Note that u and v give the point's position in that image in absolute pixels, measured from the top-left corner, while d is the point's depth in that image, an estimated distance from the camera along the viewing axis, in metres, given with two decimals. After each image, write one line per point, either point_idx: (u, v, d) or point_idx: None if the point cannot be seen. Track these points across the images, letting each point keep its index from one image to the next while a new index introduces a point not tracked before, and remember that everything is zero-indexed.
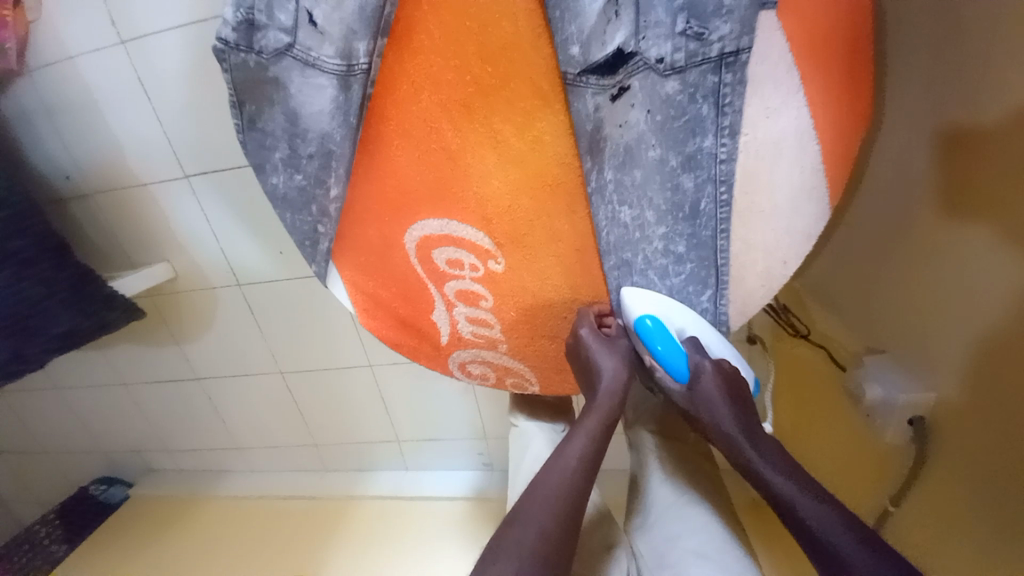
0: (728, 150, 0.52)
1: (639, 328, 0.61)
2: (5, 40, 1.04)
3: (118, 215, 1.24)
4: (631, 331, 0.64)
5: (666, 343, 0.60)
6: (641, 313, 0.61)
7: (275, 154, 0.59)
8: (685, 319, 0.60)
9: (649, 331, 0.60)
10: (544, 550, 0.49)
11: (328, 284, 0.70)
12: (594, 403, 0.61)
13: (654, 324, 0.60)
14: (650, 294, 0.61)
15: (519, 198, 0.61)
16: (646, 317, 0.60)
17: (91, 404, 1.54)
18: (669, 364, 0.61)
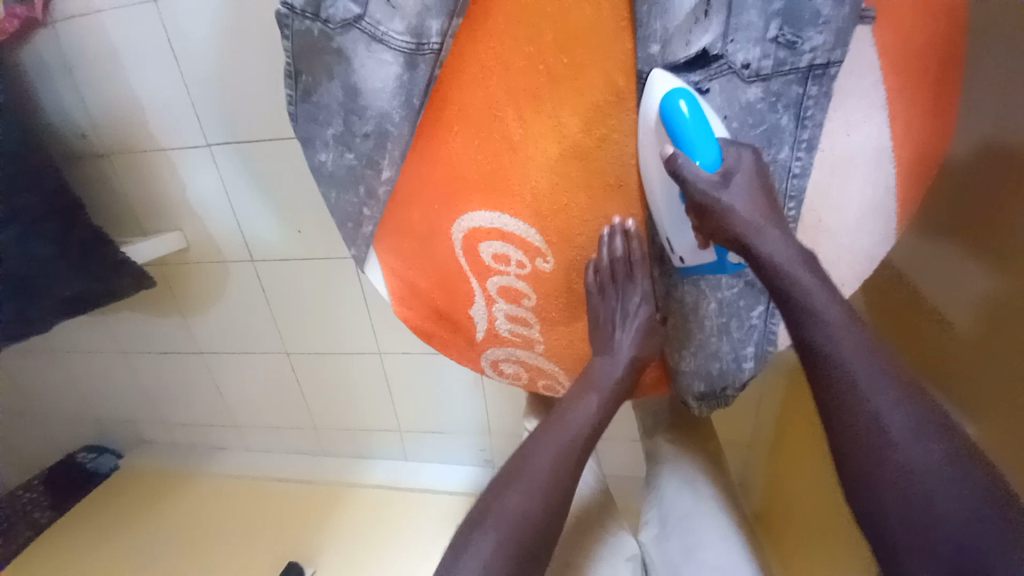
0: (803, 165, 0.51)
1: (669, 113, 0.49)
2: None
3: (133, 179, 1.20)
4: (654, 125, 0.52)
5: (704, 142, 0.50)
6: (671, 91, 0.50)
7: (327, 130, 0.57)
8: (720, 124, 0.51)
9: (682, 120, 0.49)
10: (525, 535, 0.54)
11: (365, 269, 0.68)
12: (603, 374, 0.65)
13: (691, 110, 0.49)
14: (681, 79, 0.50)
15: (578, 196, 0.58)
16: (680, 98, 0.49)
17: (86, 371, 1.51)
18: (700, 154, 0.51)
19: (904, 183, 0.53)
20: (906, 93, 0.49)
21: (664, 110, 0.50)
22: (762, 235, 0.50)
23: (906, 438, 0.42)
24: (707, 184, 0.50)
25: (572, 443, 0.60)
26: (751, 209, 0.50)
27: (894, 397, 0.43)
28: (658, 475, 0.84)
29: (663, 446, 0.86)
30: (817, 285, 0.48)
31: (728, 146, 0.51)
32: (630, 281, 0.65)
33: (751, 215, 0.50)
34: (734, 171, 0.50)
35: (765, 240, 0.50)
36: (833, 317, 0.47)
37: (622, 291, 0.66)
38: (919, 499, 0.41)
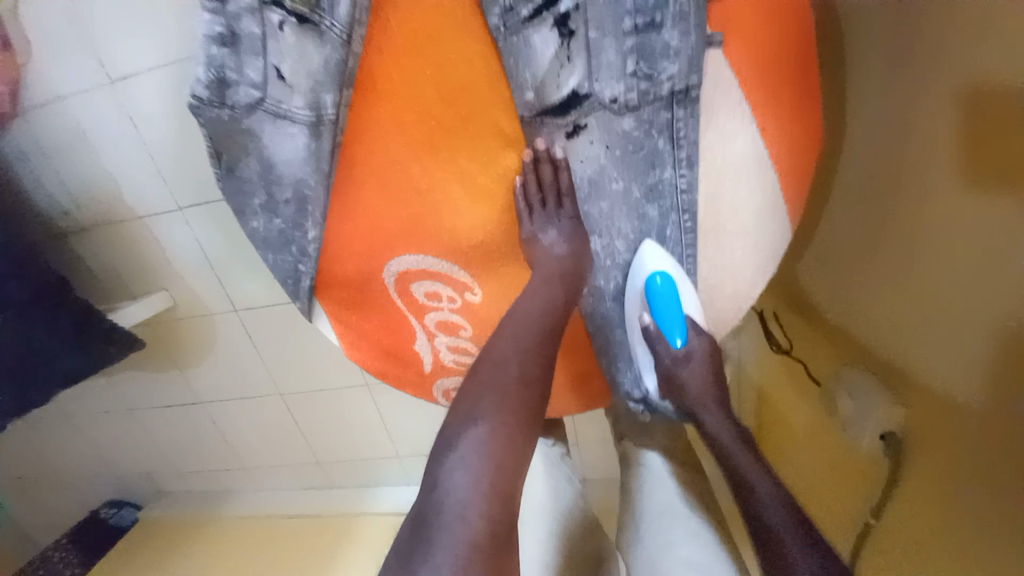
0: (688, 180, 0.55)
1: (647, 287, 0.61)
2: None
3: (118, 248, 1.28)
4: (635, 295, 0.63)
5: (679, 328, 0.62)
6: (652, 270, 0.61)
7: (254, 200, 0.62)
8: (693, 299, 0.63)
9: (654, 288, 0.61)
10: (490, 508, 0.47)
11: (313, 319, 0.71)
12: (539, 288, 0.60)
13: (662, 285, 0.60)
14: (667, 255, 0.61)
15: (492, 231, 0.63)
16: (656, 276, 0.60)
17: (98, 431, 1.58)
18: (669, 330, 0.63)
19: (791, 185, 0.55)
20: (770, 102, 0.53)
21: (646, 288, 0.61)
22: (705, 408, 0.62)
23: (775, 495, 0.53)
24: (673, 357, 0.63)
25: (541, 342, 0.56)
26: (702, 383, 0.62)
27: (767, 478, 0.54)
28: (633, 476, 0.87)
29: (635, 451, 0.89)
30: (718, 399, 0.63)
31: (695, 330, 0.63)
32: (559, 208, 0.61)
33: (703, 391, 0.62)
34: (695, 350, 0.63)
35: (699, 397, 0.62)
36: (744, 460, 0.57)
37: (553, 211, 0.61)
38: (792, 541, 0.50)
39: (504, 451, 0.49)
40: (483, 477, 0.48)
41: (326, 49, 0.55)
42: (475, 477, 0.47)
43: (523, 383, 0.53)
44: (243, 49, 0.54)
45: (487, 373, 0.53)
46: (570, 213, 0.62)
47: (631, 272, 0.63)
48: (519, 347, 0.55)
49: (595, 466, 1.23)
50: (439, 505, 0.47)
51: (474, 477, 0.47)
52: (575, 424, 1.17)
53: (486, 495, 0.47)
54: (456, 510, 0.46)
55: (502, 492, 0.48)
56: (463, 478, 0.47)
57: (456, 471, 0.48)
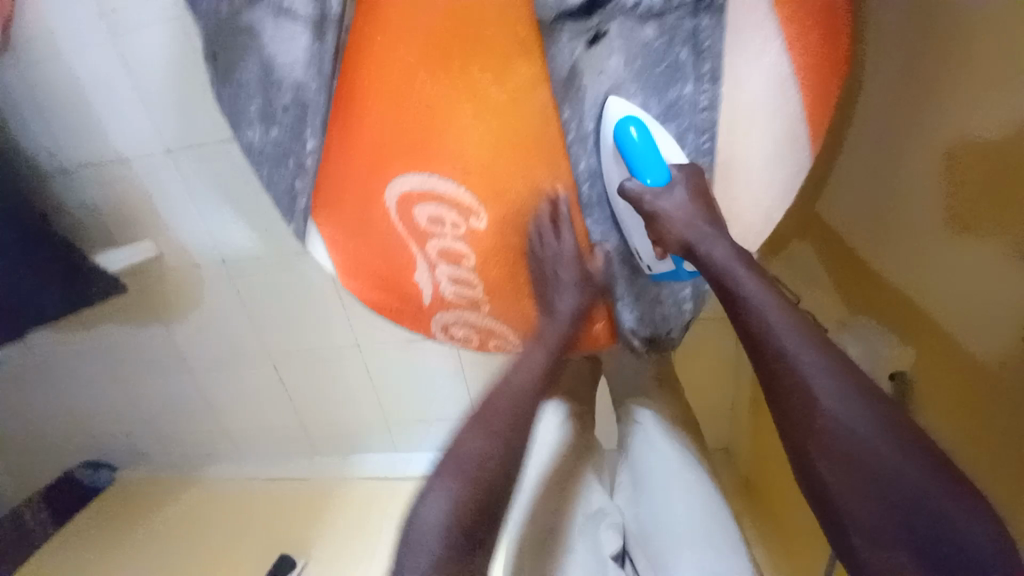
0: (709, 97, 0.54)
1: (620, 139, 0.55)
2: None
3: (102, 193, 1.22)
4: (607, 151, 0.57)
5: (652, 167, 0.54)
6: (622, 120, 0.55)
7: (251, 107, 0.59)
8: (672, 145, 0.55)
9: (631, 142, 0.54)
10: (465, 522, 0.43)
11: (310, 245, 0.69)
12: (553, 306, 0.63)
13: (640, 134, 0.54)
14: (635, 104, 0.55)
15: (500, 153, 0.60)
16: (630, 125, 0.54)
17: (76, 389, 1.53)
18: (648, 176, 0.55)
19: (812, 104, 0.55)
20: (799, 18, 0.52)
21: (616, 138, 0.55)
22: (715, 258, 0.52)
23: (844, 426, 0.39)
24: (650, 195, 0.54)
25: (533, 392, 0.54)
26: (693, 224, 0.52)
27: (841, 390, 0.40)
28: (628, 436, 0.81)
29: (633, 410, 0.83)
30: (764, 287, 0.47)
31: (678, 167, 0.55)
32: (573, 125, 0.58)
33: (694, 225, 0.52)
34: (678, 184, 0.54)
35: (708, 246, 0.51)
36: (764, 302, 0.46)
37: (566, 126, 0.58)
38: (860, 502, 0.37)
39: (472, 491, 0.44)
40: (455, 490, 0.44)
41: None
42: (449, 496, 0.44)
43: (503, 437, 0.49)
44: None
45: (481, 418, 0.50)
46: (591, 132, 0.57)
47: (602, 137, 0.57)
48: (507, 402, 0.52)
49: None
50: (414, 527, 0.43)
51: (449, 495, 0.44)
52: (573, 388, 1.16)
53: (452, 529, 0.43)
54: (429, 531, 0.42)
55: (476, 501, 0.44)
56: (436, 504, 0.44)
57: (431, 491, 0.45)
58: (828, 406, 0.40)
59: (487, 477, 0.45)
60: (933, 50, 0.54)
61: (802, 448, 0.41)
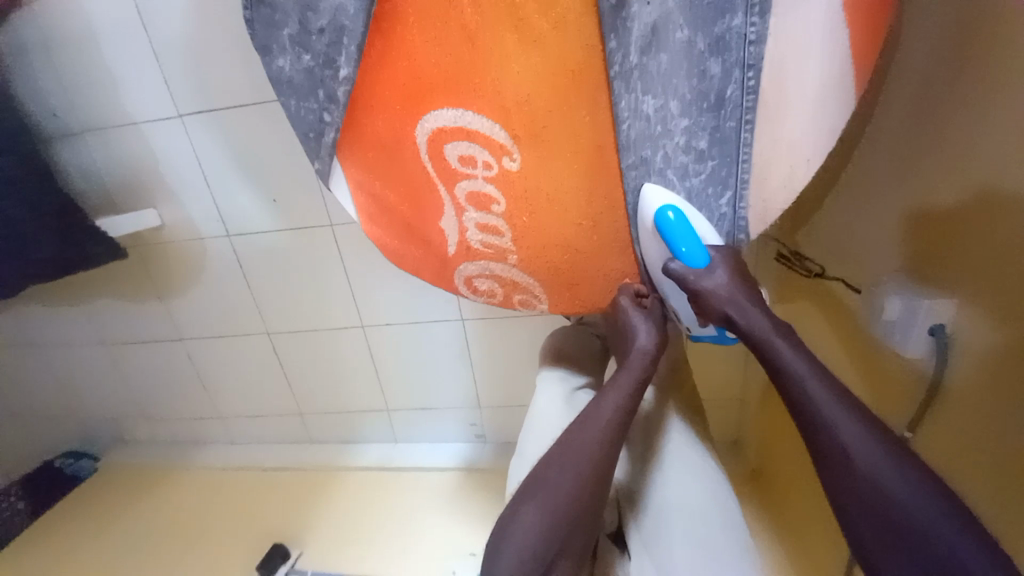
0: (758, 30, 0.52)
1: (659, 220, 0.59)
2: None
3: (108, 158, 1.19)
4: (645, 230, 0.62)
5: (687, 237, 0.58)
6: (663, 205, 0.59)
7: (284, 32, 0.57)
8: (707, 228, 0.60)
9: (669, 223, 0.59)
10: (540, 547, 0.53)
11: (332, 187, 0.66)
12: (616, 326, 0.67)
13: (677, 218, 0.58)
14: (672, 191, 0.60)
15: (540, 88, 0.58)
16: (668, 209, 0.59)
17: (63, 367, 1.46)
18: (688, 259, 0.59)
19: (859, 42, 0.52)
20: None
21: (656, 218, 0.59)
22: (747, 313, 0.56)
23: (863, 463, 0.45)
24: (692, 274, 0.59)
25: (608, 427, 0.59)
26: (732, 291, 0.57)
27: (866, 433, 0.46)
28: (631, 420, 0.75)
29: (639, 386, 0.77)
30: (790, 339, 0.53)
31: (714, 249, 0.60)
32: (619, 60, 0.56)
33: (734, 295, 0.57)
34: (718, 265, 0.59)
35: (745, 313, 0.56)
36: (790, 354, 0.52)
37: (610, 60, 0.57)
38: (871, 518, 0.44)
39: (554, 521, 0.54)
40: (534, 534, 0.53)
41: None
42: (530, 535, 0.53)
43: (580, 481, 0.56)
44: None
45: (565, 452, 0.58)
46: (634, 66, 0.56)
47: (641, 202, 0.61)
48: (585, 443, 0.58)
49: None
50: (498, 553, 0.54)
51: (529, 535, 0.53)
52: None
53: (541, 550, 0.53)
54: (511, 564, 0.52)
55: (552, 537, 0.53)
56: (518, 543, 0.53)
57: (515, 532, 0.54)
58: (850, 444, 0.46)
59: (570, 510, 0.54)
60: (938, 110, 0.58)
61: (823, 476, 0.47)
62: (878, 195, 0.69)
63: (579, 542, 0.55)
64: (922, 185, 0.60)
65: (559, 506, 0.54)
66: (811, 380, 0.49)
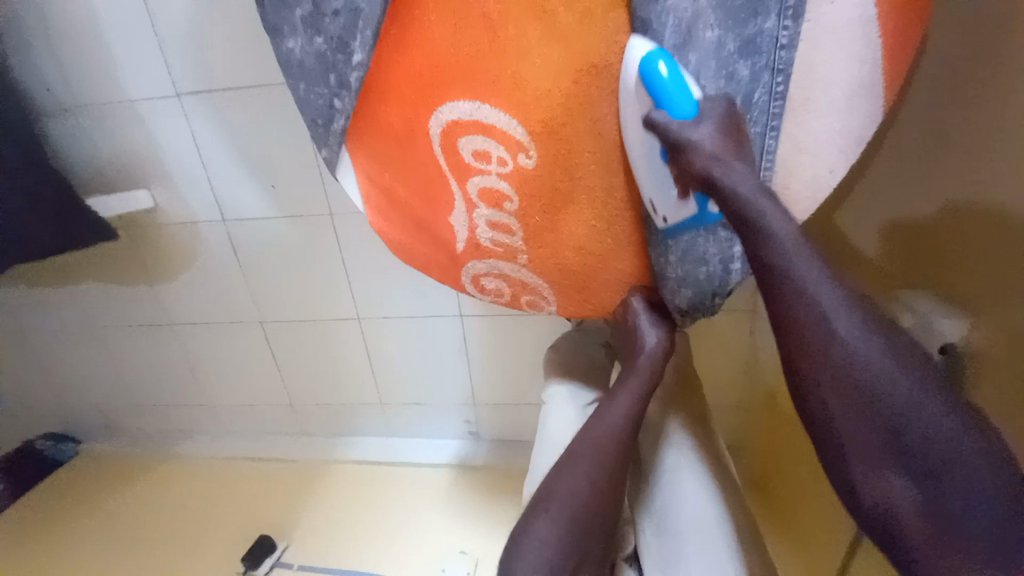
0: (790, 34, 0.51)
1: (647, 73, 0.51)
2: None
3: (101, 136, 1.15)
4: (631, 85, 0.53)
5: (681, 97, 0.50)
6: (651, 53, 0.51)
7: (296, 12, 0.55)
8: (696, 85, 0.52)
9: (660, 80, 0.50)
10: (555, 555, 0.52)
11: (339, 178, 0.64)
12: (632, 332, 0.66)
13: (670, 72, 0.50)
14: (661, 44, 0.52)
15: (561, 81, 0.56)
16: (659, 59, 0.50)
17: (46, 349, 1.42)
18: (674, 106, 0.50)
19: (890, 52, 0.52)
20: None
21: (641, 73, 0.51)
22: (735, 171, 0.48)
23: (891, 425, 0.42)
24: (678, 127, 0.50)
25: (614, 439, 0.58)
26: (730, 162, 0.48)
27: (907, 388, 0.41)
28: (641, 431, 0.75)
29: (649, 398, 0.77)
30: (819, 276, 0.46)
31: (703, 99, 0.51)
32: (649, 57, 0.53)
33: (723, 153, 0.48)
34: (709, 115, 0.50)
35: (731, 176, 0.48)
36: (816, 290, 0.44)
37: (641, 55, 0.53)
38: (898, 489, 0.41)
39: (570, 530, 0.53)
40: (548, 542, 0.52)
41: None
42: (544, 543, 0.52)
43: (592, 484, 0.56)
44: None
45: (576, 461, 0.57)
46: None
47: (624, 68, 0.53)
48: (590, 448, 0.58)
49: None
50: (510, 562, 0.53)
51: (543, 543, 0.52)
52: None
53: (556, 561, 0.52)
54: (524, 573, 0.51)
55: (566, 544, 0.53)
56: (533, 553, 0.52)
57: (530, 540, 0.53)
58: (884, 417, 0.41)
59: (585, 517, 0.54)
60: (952, 122, 0.57)
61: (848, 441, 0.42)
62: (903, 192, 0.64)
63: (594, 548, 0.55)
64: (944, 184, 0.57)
65: (574, 514, 0.54)
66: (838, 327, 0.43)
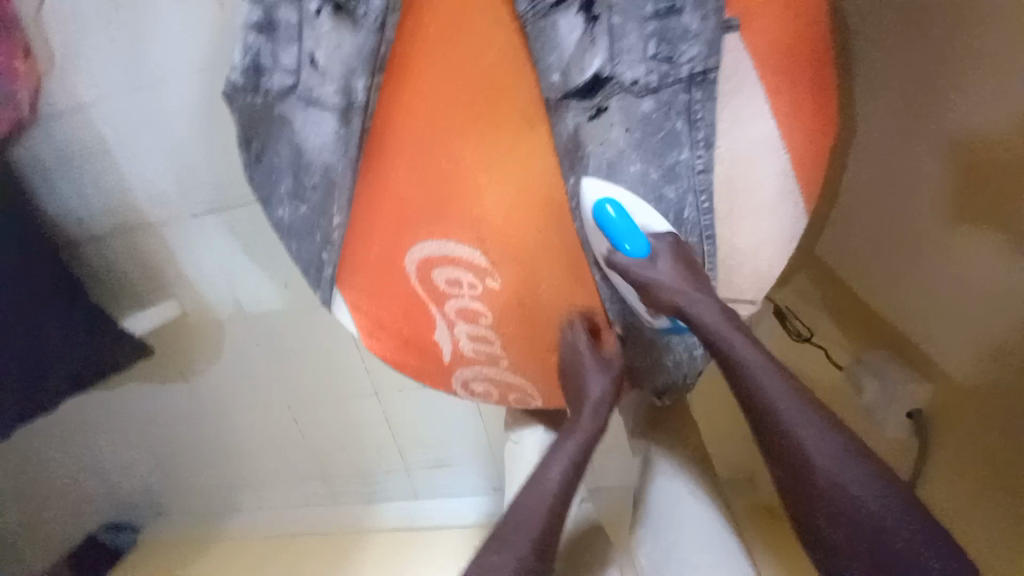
0: (705, 162, 0.56)
1: (597, 215, 0.58)
2: (17, 92, 1.02)
3: (123, 257, 1.22)
4: (589, 226, 0.60)
5: (629, 235, 0.58)
6: (601, 199, 0.58)
7: (281, 187, 0.63)
8: (655, 216, 0.58)
9: (609, 219, 0.58)
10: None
11: (332, 307, 0.72)
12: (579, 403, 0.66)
13: (616, 213, 0.58)
14: (611, 185, 0.58)
15: (511, 215, 0.63)
16: (606, 204, 0.58)
17: (97, 448, 1.54)
18: (628, 242, 0.59)
19: (801, 164, 0.58)
20: (783, 86, 0.55)
21: (595, 214, 0.58)
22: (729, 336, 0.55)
23: (825, 454, 0.49)
24: (637, 264, 0.58)
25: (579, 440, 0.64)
26: (720, 321, 0.56)
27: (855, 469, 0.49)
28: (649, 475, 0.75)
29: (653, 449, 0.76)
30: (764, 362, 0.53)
31: (652, 235, 0.59)
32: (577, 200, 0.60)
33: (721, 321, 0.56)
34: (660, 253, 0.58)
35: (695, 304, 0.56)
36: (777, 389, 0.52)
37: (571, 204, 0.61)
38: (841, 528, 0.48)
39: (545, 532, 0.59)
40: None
41: (360, 36, 0.57)
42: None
43: (563, 480, 0.62)
44: (280, 37, 0.57)
45: (513, 529, 0.59)
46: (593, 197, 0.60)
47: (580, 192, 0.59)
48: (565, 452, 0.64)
49: None
50: None
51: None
52: None
53: None
54: None
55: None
56: None
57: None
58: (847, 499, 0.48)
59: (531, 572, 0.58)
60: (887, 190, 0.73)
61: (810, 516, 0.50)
62: (850, 229, 0.79)
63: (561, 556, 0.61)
64: (868, 231, 0.76)
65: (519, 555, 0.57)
66: (791, 412, 0.51)
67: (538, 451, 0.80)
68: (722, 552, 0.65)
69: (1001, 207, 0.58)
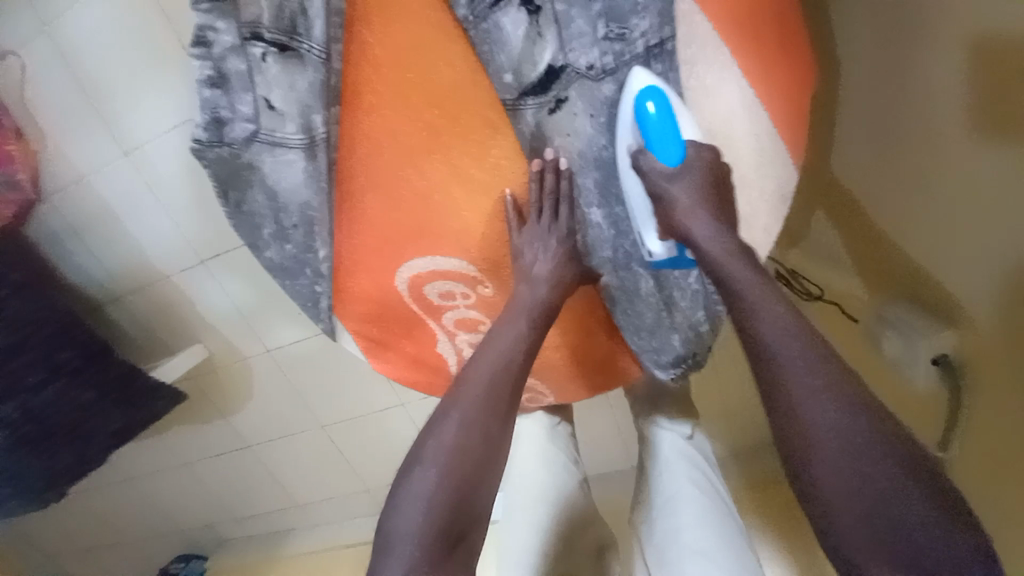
0: (677, 134, 0.55)
1: (639, 110, 0.53)
2: (15, 173, 1.06)
3: (145, 311, 1.28)
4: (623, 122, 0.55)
5: (669, 136, 0.53)
6: (644, 90, 0.53)
7: (264, 231, 0.64)
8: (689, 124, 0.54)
9: (648, 118, 0.52)
10: (428, 529, 0.46)
11: (338, 338, 0.74)
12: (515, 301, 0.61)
13: (658, 110, 0.52)
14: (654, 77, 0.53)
15: (492, 223, 0.64)
16: (648, 96, 0.52)
17: (156, 489, 1.63)
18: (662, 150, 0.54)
19: (784, 121, 0.54)
20: (749, 43, 0.52)
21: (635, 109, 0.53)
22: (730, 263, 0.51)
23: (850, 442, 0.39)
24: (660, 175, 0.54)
25: (496, 377, 0.54)
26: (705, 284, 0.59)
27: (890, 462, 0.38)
28: (647, 456, 0.75)
29: (652, 429, 0.76)
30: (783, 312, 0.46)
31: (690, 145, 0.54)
32: (554, 215, 0.61)
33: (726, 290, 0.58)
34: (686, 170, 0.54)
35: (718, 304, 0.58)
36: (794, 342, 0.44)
37: (546, 225, 0.61)
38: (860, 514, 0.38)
39: (447, 490, 0.48)
40: (430, 504, 0.47)
41: (309, 71, 0.56)
42: (426, 507, 0.47)
43: (463, 429, 0.51)
44: (233, 86, 0.56)
45: (443, 422, 0.51)
46: (567, 191, 0.60)
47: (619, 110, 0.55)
48: (466, 396, 0.53)
49: (617, 457, 1.16)
50: (390, 531, 0.47)
51: (425, 506, 0.47)
52: (583, 417, 1.12)
53: (430, 531, 0.46)
54: (404, 536, 0.45)
55: (447, 507, 0.47)
56: (409, 518, 0.46)
57: (408, 504, 0.47)
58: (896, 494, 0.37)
59: (460, 489, 0.48)
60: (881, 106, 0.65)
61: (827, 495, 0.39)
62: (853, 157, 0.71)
63: (480, 535, 0.49)
64: (870, 155, 0.69)
65: (451, 462, 0.49)
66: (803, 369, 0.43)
67: (538, 444, 0.80)
68: (729, 529, 0.65)
69: (998, 105, 0.49)
